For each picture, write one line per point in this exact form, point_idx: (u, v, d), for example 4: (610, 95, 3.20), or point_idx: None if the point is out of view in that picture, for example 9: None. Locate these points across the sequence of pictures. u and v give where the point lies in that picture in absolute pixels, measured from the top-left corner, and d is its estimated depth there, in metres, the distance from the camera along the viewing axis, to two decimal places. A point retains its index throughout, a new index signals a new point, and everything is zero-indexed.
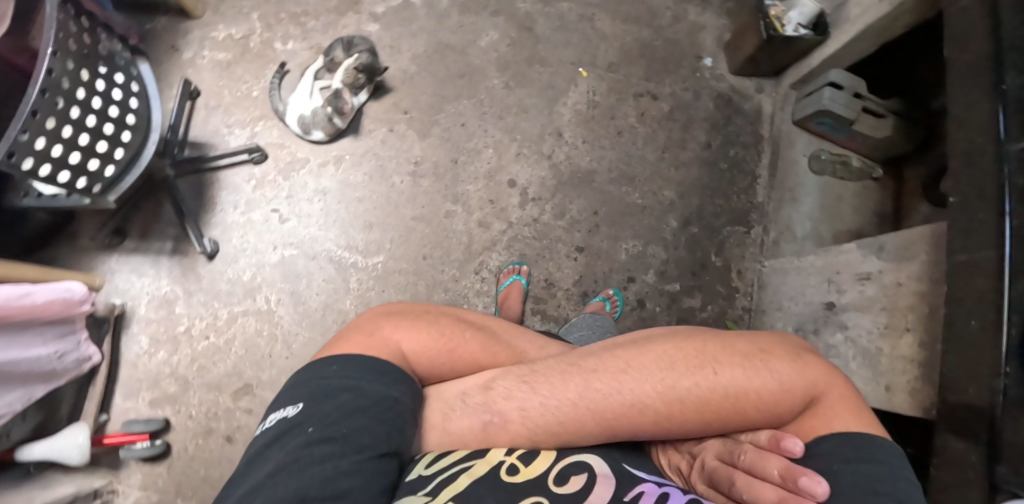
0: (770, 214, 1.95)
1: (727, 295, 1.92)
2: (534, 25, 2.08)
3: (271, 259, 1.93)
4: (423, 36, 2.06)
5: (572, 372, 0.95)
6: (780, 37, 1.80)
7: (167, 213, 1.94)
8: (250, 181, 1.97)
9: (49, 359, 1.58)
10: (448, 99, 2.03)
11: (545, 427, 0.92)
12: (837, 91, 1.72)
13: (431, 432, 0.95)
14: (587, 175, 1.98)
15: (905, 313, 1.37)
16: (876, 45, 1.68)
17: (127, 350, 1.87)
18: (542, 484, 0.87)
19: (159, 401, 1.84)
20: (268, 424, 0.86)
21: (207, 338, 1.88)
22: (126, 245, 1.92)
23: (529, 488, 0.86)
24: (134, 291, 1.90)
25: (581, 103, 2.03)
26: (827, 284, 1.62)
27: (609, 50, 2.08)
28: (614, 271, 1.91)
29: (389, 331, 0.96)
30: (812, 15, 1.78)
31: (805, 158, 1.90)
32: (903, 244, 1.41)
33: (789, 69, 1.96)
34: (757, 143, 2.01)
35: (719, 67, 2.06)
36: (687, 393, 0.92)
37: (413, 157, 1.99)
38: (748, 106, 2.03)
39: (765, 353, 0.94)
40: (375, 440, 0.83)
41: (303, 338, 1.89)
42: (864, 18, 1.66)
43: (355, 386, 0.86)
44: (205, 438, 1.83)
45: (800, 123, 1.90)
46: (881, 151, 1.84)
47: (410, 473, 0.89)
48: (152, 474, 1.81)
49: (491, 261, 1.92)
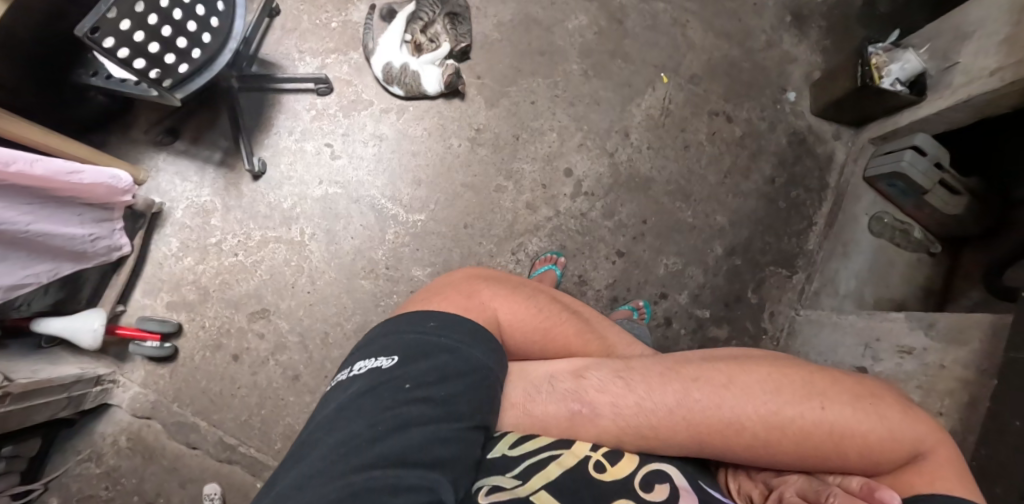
0: (817, 263, 1.89)
1: (753, 334, 1.88)
2: (625, 19, 2.02)
3: (314, 193, 1.92)
4: (513, 5, 2.02)
5: (671, 376, 0.95)
6: (875, 87, 1.70)
7: (223, 123, 1.93)
8: (310, 111, 1.95)
9: (83, 240, 1.57)
10: (523, 74, 1.98)
11: (636, 427, 0.92)
12: (919, 156, 1.64)
13: (510, 411, 0.97)
14: (644, 182, 1.94)
15: (941, 396, 1.33)
16: (973, 118, 1.60)
17: (157, 249, 1.87)
18: (628, 489, 0.88)
19: (176, 305, 1.85)
20: (363, 372, 0.92)
21: (235, 255, 1.88)
22: (176, 145, 1.91)
23: (616, 490, 0.88)
24: (174, 193, 1.89)
25: (654, 108, 1.98)
26: (864, 348, 1.59)
27: (696, 59, 2.00)
28: (649, 283, 1.88)
29: (485, 298, 1.01)
30: (913, 72, 1.69)
31: (866, 218, 1.82)
32: (956, 327, 1.37)
33: (872, 123, 1.89)
34: (821, 189, 1.95)
35: (801, 103, 1.98)
36: (786, 421, 0.89)
37: (476, 124, 1.96)
38: (821, 150, 1.96)
39: (873, 397, 0.91)
40: (470, 408, 0.89)
41: (328, 278, 1.88)
42: (966, 87, 1.56)
43: (453, 351, 0.92)
44: (213, 352, 1.83)
45: (869, 180, 1.82)
46: (945, 227, 1.76)
47: (495, 450, 0.93)
48: (155, 374, 1.82)
49: (529, 245, 1.90)
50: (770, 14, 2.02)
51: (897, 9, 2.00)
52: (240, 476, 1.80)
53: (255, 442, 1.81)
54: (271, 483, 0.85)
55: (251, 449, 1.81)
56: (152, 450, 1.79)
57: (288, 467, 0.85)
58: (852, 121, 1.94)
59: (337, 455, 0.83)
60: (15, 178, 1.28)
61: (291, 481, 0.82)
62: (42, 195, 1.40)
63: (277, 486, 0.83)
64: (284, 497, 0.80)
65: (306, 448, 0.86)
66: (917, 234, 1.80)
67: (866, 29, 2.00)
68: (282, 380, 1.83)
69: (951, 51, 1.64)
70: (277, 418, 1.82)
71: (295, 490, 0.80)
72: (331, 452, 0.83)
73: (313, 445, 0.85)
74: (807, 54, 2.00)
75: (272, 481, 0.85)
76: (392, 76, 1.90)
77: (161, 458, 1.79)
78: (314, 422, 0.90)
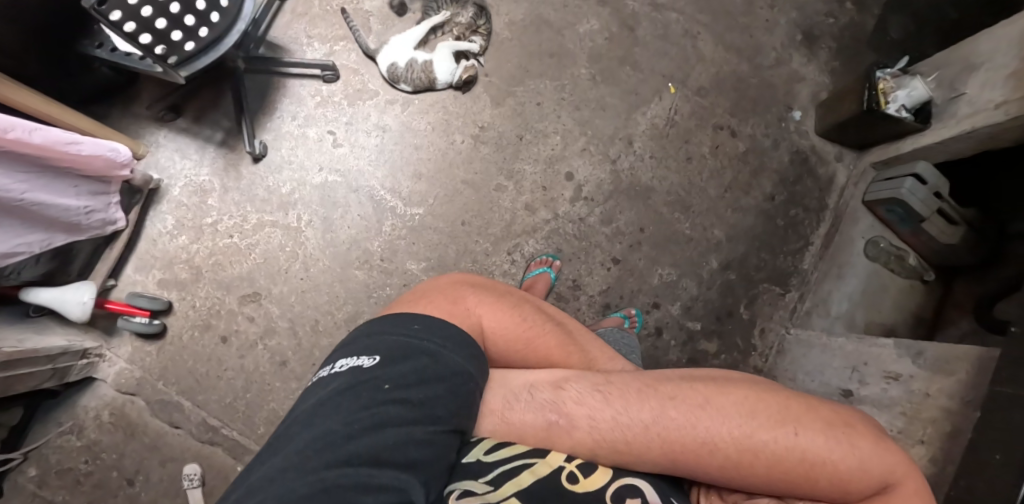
0: (811, 283, 1.89)
1: (743, 350, 1.88)
2: (636, 26, 2.01)
3: (313, 180, 1.91)
4: (526, 5, 2.01)
5: (649, 393, 0.95)
6: (881, 112, 1.70)
7: (227, 104, 1.92)
8: (315, 97, 1.94)
9: (78, 212, 1.55)
10: (530, 74, 1.98)
11: (610, 441, 0.92)
12: (919, 184, 1.64)
13: (487, 418, 0.97)
14: (644, 191, 1.94)
15: (924, 424, 1.34)
16: (975, 150, 1.60)
17: (152, 225, 1.86)
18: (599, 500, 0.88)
19: (167, 283, 1.84)
20: (343, 370, 0.92)
21: (230, 237, 1.87)
22: (178, 123, 1.90)
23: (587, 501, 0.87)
24: (173, 170, 1.88)
25: (659, 118, 1.97)
26: (851, 371, 1.59)
27: (704, 72, 2.00)
28: (642, 292, 1.89)
29: (470, 305, 1.02)
30: (919, 100, 1.69)
31: (862, 241, 1.82)
32: (944, 357, 1.38)
33: (875, 147, 1.89)
34: (820, 210, 1.95)
35: (806, 123, 1.98)
36: (759, 445, 0.88)
37: (480, 122, 1.95)
38: (823, 171, 1.96)
39: (847, 426, 0.90)
40: (447, 412, 0.89)
41: (322, 266, 1.87)
42: (970, 119, 1.56)
43: (434, 355, 0.92)
44: (202, 332, 1.83)
45: (869, 204, 1.82)
46: (941, 256, 1.75)
47: (470, 455, 0.92)
48: (142, 350, 1.81)
49: (526, 246, 1.90)
50: (781, 32, 2.02)
51: (908, 35, 1.99)
52: (222, 458, 1.79)
53: (238, 425, 1.80)
54: (243, 474, 0.85)
55: (234, 432, 1.80)
56: (134, 426, 1.78)
57: (262, 460, 0.85)
58: (855, 144, 1.94)
59: (311, 451, 0.82)
60: (13, 146, 1.27)
61: (263, 474, 0.82)
62: (39, 164, 1.39)
63: (248, 478, 0.83)
64: (255, 489, 0.80)
65: (280, 442, 0.86)
66: (913, 261, 1.78)
67: (876, 53, 2.00)
68: (270, 365, 1.82)
69: (959, 81, 1.64)
70: (262, 403, 1.81)
71: (266, 483, 0.80)
72: (305, 447, 0.83)
73: (287, 439, 0.85)
74: (815, 74, 2.00)
75: (244, 473, 0.85)
76: (399, 75, 1.90)
77: (143, 435, 1.78)
78: (291, 416, 0.90)
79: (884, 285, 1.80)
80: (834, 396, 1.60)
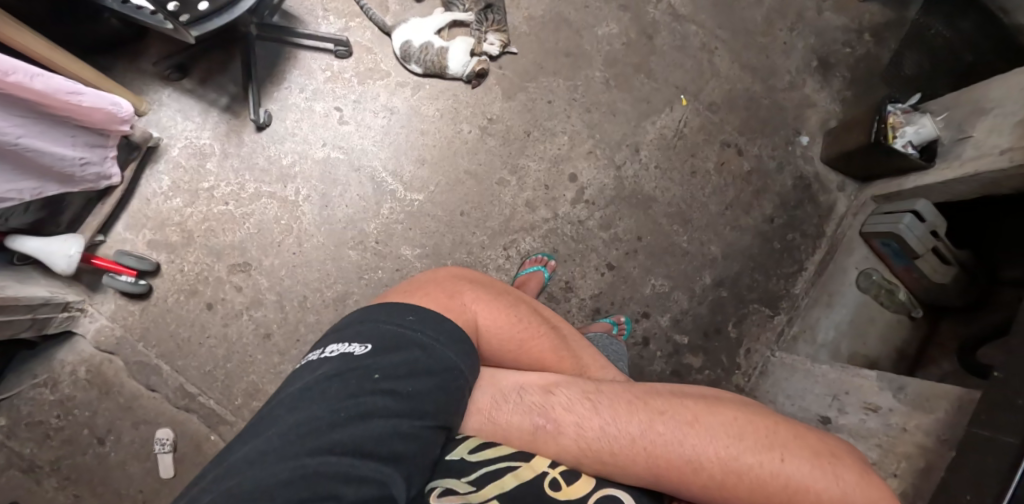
0: (800, 308, 1.91)
1: (727, 367, 1.89)
2: (655, 35, 2.01)
3: (315, 154, 1.89)
4: (547, 1, 1.99)
5: (638, 406, 0.95)
6: (887, 146, 1.71)
7: (235, 69, 1.89)
8: (325, 71, 1.91)
9: (73, 163, 1.52)
10: (544, 71, 1.97)
11: (596, 451, 0.92)
12: (918, 221, 1.65)
13: (474, 416, 0.97)
14: (646, 200, 1.94)
15: (898, 458, 1.35)
16: (976, 193, 1.61)
17: (147, 184, 1.83)
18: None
19: (157, 244, 1.81)
20: (333, 355, 0.92)
21: (225, 204, 1.84)
22: (184, 83, 1.87)
23: None
24: (174, 130, 1.85)
25: (668, 129, 1.97)
26: (831, 399, 1.61)
27: (717, 88, 2.00)
28: (633, 300, 1.89)
29: (467, 300, 1.03)
30: (926, 138, 1.70)
31: (855, 271, 1.84)
32: (924, 394, 1.39)
33: (878, 181, 1.90)
34: (817, 237, 1.96)
35: (813, 149, 1.99)
36: (745, 468, 0.88)
37: (489, 114, 1.94)
38: (824, 199, 1.97)
39: (833, 457, 0.90)
40: (435, 407, 0.89)
41: (316, 242, 1.85)
42: (975, 162, 1.57)
43: (426, 349, 0.92)
44: (188, 297, 1.81)
45: (865, 236, 1.83)
46: (929, 293, 1.74)
47: (454, 452, 0.92)
48: (125, 309, 1.79)
49: (522, 243, 1.89)
50: (798, 56, 2.02)
51: (922, 72, 2.00)
52: (195, 426, 1.78)
53: (215, 394, 1.79)
54: (223, 453, 0.84)
55: (210, 401, 1.78)
56: (110, 385, 1.76)
57: (244, 440, 0.84)
58: (859, 175, 1.95)
59: (294, 436, 0.82)
60: (12, 89, 1.24)
61: (244, 455, 0.81)
62: (36, 109, 1.36)
63: (228, 458, 0.82)
64: (234, 470, 0.79)
65: (264, 423, 0.85)
66: (903, 295, 1.78)
67: (889, 87, 2.01)
68: (253, 336, 1.81)
69: (967, 124, 1.65)
70: (241, 374, 1.79)
71: (247, 465, 0.79)
72: (288, 431, 0.82)
73: (271, 422, 0.84)
74: (827, 101, 2.00)
75: (224, 452, 0.84)
76: (411, 54, 1.88)
77: (118, 395, 1.76)
78: (276, 398, 0.89)
79: (872, 318, 1.81)
80: (812, 422, 1.61)
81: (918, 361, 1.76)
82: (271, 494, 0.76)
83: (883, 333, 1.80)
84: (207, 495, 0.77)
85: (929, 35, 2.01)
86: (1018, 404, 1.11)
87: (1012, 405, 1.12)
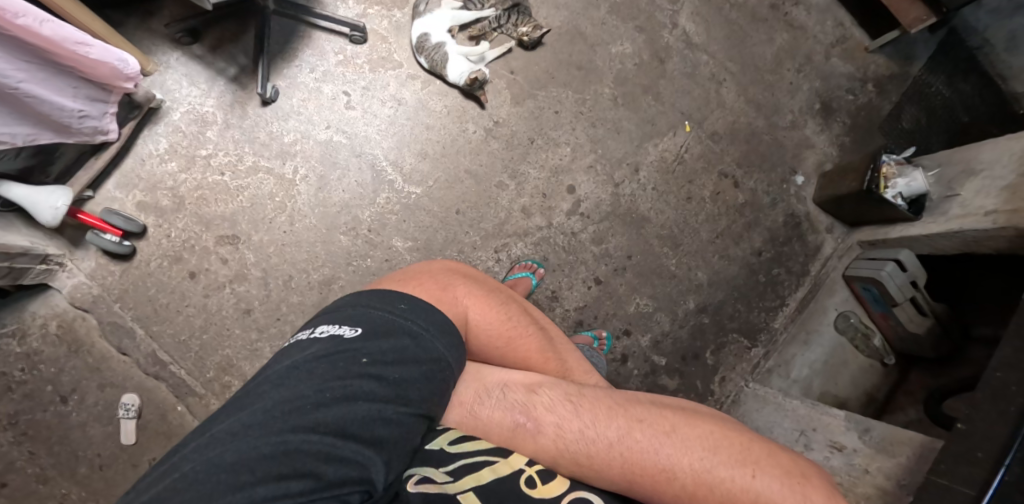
0: (778, 343, 1.95)
1: (701, 393, 1.92)
2: (667, 60, 2.04)
3: (318, 136, 1.88)
4: (565, 13, 2.01)
5: (617, 413, 0.96)
6: (879, 195, 1.75)
7: (247, 40, 1.88)
8: (338, 55, 1.91)
9: (71, 114, 1.48)
10: (555, 81, 1.99)
11: (573, 453, 0.93)
12: (899, 270, 1.69)
13: (455, 409, 0.98)
14: (640, 219, 1.96)
15: (857, 499, 1.37)
16: (958, 251, 1.64)
17: (143, 144, 1.81)
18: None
19: (146, 207, 1.79)
20: (322, 336, 0.91)
21: (220, 175, 1.83)
22: (194, 49, 1.85)
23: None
24: (178, 95, 1.83)
25: (669, 152, 2.00)
26: (799, 434, 1.63)
27: (721, 119, 2.04)
28: (616, 317, 1.91)
29: (460, 294, 1.05)
30: (916, 192, 1.74)
31: (834, 312, 1.88)
32: (889, 439, 1.42)
33: (867, 227, 1.95)
34: (801, 275, 2.00)
35: (806, 189, 2.03)
36: (716, 481, 0.89)
37: (495, 117, 1.95)
38: (812, 239, 2.02)
39: (803, 477, 0.90)
40: (420, 396, 0.89)
41: (308, 223, 1.84)
42: (960, 221, 1.62)
43: (415, 337, 0.92)
44: (171, 263, 1.78)
45: (847, 280, 1.87)
46: (904, 343, 1.78)
47: (434, 443, 0.91)
48: (105, 269, 1.76)
49: (514, 248, 1.90)
50: (803, 97, 2.06)
51: (919, 127, 2.06)
52: (163, 395, 1.75)
53: (187, 365, 1.76)
54: (205, 424, 0.83)
55: (181, 371, 1.76)
56: (80, 344, 1.73)
57: (227, 413, 0.83)
58: (848, 219, 2.00)
59: (278, 412, 0.82)
60: (19, 32, 1.22)
61: (228, 426, 0.80)
62: (40, 56, 1.33)
63: (210, 428, 0.81)
64: (216, 441, 0.79)
65: (248, 398, 0.84)
66: (876, 342, 1.82)
67: (886, 138, 2.06)
68: (233, 311, 1.78)
69: (956, 183, 1.71)
70: (216, 347, 1.77)
71: (230, 437, 0.79)
72: (273, 408, 0.82)
73: (256, 397, 0.84)
74: (825, 144, 2.05)
75: (206, 423, 0.83)
76: (424, 47, 1.89)
77: (87, 355, 1.73)
78: (262, 374, 0.88)
79: (846, 360, 1.84)
80: None
81: (886, 405, 1.80)
82: (252, 468, 0.76)
83: (855, 375, 1.84)
84: (187, 464, 0.77)
85: (930, 92, 2.07)
86: (978, 457, 1.07)
87: (972, 459, 1.08)
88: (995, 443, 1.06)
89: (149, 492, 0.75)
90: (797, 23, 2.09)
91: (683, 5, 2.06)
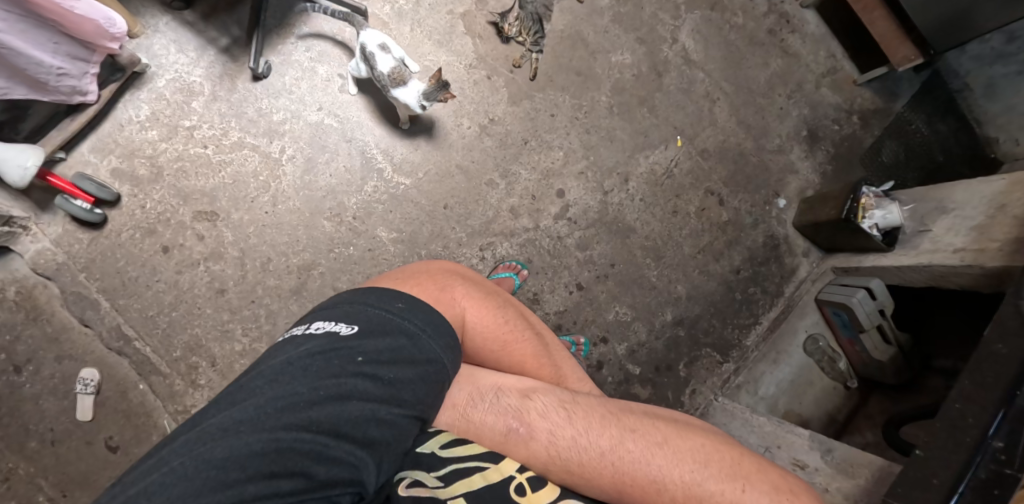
0: (749, 360, 1.99)
1: (671, 403, 1.95)
2: (665, 74, 2.06)
3: (308, 117, 1.83)
4: (569, 18, 2.01)
5: (610, 422, 0.97)
6: (857, 225, 1.80)
7: (242, 11, 1.81)
8: (337, 36, 1.86)
9: (48, 71, 1.40)
10: (553, 84, 1.99)
11: (565, 460, 0.93)
12: (870, 298, 1.74)
13: (448, 411, 0.99)
14: (625, 229, 1.98)
15: None
16: (927, 284, 1.70)
17: (123, 108, 1.73)
18: None
19: (122, 174, 1.71)
20: (318, 333, 0.89)
21: (203, 148, 1.76)
22: (185, 15, 1.78)
23: None
24: (164, 61, 1.76)
25: (659, 166, 2.03)
26: (763, 450, 1.66)
27: (711, 136, 2.07)
28: (594, 324, 1.92)
29: (457, 295, 1.04)
30: (891, 223, 1.80)
31: (804, 334, 1.93)
32: (850, 460, 1.47)
33: (840, 254, 2.01)
34: (775, 296, 2.05)
35: (787, 212, 2.09)
36: (705, 494, 0.90)
37: (491, 114, 1.94)
38: (788, 261, 2.07)
39: (793, 494, 0.91)
40: (414, 398, 0.88)
41: (292, 205, 1.79)
42: (932, 254, 1.67)
43: (412, 338, 0.91)
44: (144, 236, 1.71)
45: (819, 303, 1.93)
46: (869, 368, 1.84)
47: (425, 446, 0.90)
48: (72, 236, 1.67)
49: (499, 248, 1.90)
50: (790, 123, 2.12)
51: (895, 163, 2.14)
52: (125, 371, 1.68)
53: (152, 342, 1.69)
54: (194, 418, 0.80)
55: (146, 348, 1.69)
56: (40, 312, 1.66)
57: (219, 408, 0.80)
58: (824, 245, 2.06)
59: (271, 409, 0.79)
60: None
61: (220, 421, 0.78)
62: (23, 6, 1.26)
63: (201, 423, 0.78)
64: (206, 436, 0.76)
65: (241, 393, 0.81)
66: (842, 365, 1.89)
67: (865, 170, 2.13)
68: (207, 290, 1.72)
69: (929, 218, 1.77)
70: (185, 325, 1.71)
71: (221, 432, 0.76)
72: (266, 403, 0.80)
73: (248, 393, 0.81)
74: (808, 171, 2.11)
75: (197, 416, 0.80)
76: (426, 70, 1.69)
77: (46, 324, 1.66)
78: (256, 369, 0.86)
79: (811, 381, 1.90)
80: None
81: (845, 426, 1.86)
82: (242, 465, 0.74)
83: (819, 396, 1.89)
84: (176, 458, 0.74)
85: (909, 129, 2.16)
86: (933, 483, 1.09)
87: (928, 484, 1.09)
88: (950, 470, 1.08)
89: (134, 487, 0.72)
90: (792, 51, 2.15)
91: (684, 21, 2.09)
